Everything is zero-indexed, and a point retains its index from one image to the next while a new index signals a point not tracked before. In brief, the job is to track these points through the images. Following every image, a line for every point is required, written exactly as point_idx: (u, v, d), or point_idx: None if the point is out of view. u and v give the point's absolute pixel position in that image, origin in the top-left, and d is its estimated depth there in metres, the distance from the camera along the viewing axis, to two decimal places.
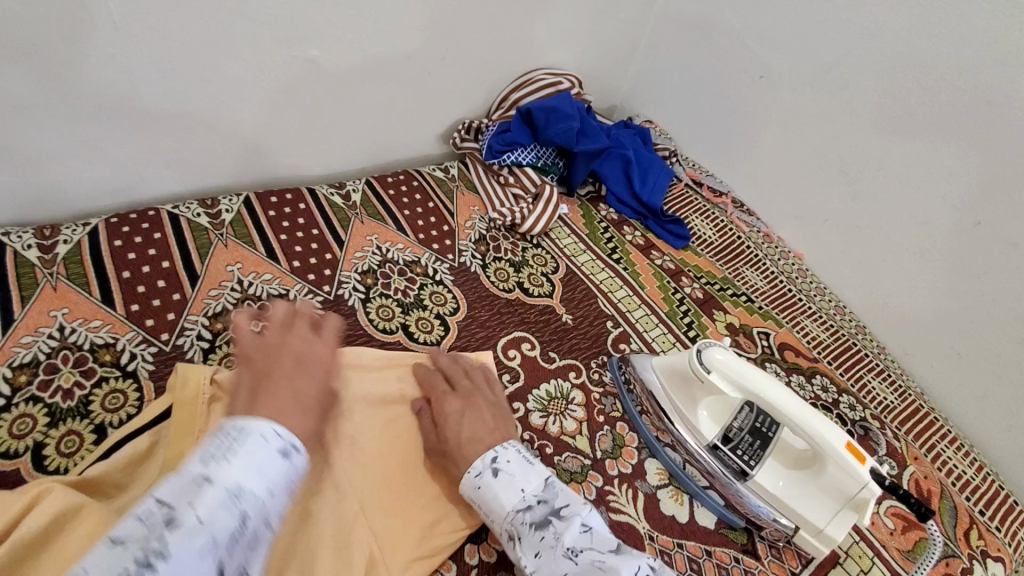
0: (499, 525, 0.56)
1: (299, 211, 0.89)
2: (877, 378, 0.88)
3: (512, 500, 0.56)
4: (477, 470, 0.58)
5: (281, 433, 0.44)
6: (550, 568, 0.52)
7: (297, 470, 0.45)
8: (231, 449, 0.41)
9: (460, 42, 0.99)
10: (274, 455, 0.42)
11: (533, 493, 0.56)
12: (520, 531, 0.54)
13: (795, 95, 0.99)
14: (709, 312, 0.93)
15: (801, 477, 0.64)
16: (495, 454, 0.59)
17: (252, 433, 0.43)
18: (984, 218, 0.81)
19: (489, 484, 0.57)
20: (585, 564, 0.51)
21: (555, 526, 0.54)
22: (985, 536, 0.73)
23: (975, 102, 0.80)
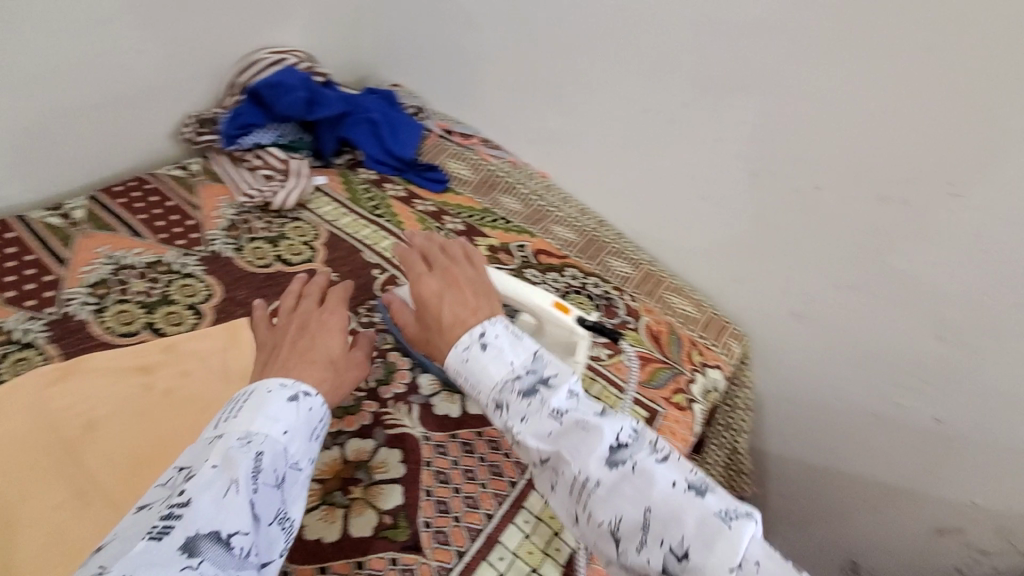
0: (486, 393, 0.53)
1: (6, 241, 0.82)
2: (618, 258, 1.03)
3: (501, 371, 0.53)
4: (465, 343, 0.55)
5: (284, 383, 0.54)
6: (537, 427, 0.50)
7: (318, 413, 0.55)
8: (241, 408, 0.51)
9: (153, 34, 0.96)
10: (282, 402, 0.52)
11: (523, 364, 0.53)
12: (508, 398, 0.52)
13: (496, 34, 1.10)
14: (471, 240, 1.01)
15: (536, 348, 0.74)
16: (483, 328, 0.56)
17: (258, 391, 0.52)
18: (648, 105, 0.98)
19: (477, 357, 0.54)
20: (569, 423, 0.49)
21: (543, 393, 0.51)
22: (704, 352, 0.91)
23: (615, 11, 0.95)
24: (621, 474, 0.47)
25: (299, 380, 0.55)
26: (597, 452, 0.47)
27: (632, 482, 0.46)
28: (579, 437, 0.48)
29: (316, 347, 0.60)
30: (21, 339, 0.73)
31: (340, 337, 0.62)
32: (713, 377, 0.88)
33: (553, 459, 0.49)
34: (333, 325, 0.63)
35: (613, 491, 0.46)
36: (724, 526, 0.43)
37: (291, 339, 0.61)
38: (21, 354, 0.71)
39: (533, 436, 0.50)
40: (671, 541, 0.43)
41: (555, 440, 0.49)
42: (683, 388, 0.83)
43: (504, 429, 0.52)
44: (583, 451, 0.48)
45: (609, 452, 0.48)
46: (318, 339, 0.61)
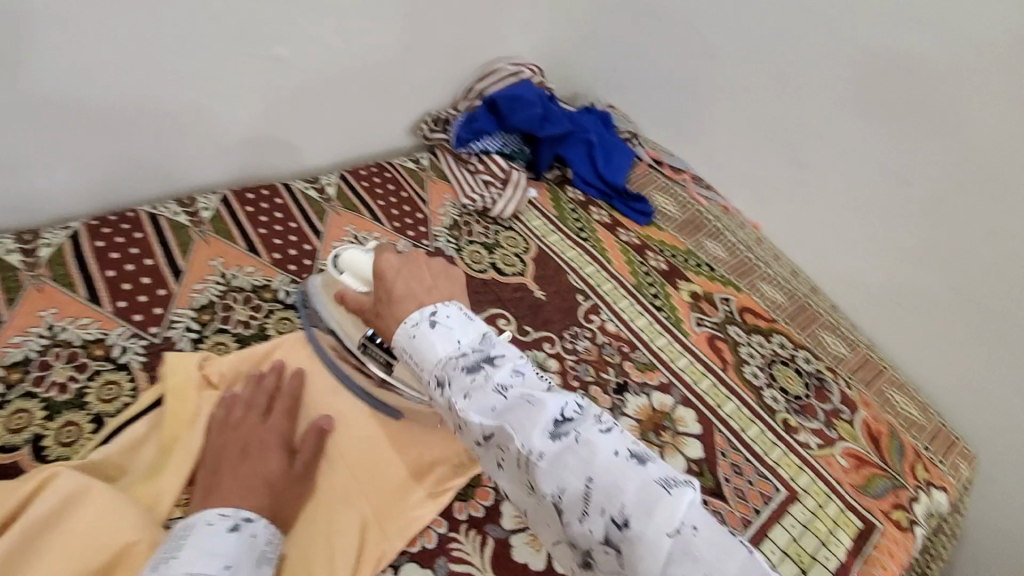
0: (429, 372, 0.46)
1: (276, 206, 0.91)
2: (831, 334, 0.95)
3: (445, 347, 0.46)
4: (413, 321, 0.48)
5: (224, 513, 0.51)
6: (478, 402, 0.42)
7: (264, 539, 0.52)
8: (179, 547, 0.47)
9: (420, 38, 1.03)
10: (223, 534, 0.49)
11: (469, 343, 0.46)
12: (449, 375, 0.44)
13: (741, 72, 1.05)
14: (673, 282, 0.98)
15: None
16: (435, 308, 0.48)
17: (195, 526, 0.49)
18: (915, 179, 0.89)
19: (425, 335, 0.47)
20: (514, 399, 0.42)
21: (487, 370, 0.44)
22: (929, 468, 0.81)
23: (901, 73, 0.88)
24: (564, 446, 0.39)
25: (240, 507, 0.53)
26: (540, 422, 0.40)
27: (577, 456, 0.38)
28: (522, 411, 0.41)
29: (255, 469, 0.57)
30: (283, 300, 0.79)
31: (280, 454, 0.60)
32: (938, 499, 0.79)
33: (497, 435, 0.41)
34: (274, 442, 0.60)
35: (556, 463, 0.39)
36: (664, 493, 0.36)
37: (232, 463, 0.57)
38: (285, 314, 0.78)
39: (472, 413, 0.42)
40: (611, 512, 0.36)
41: (499, 415, 0.41)
42: (904, 504, 0.75)
43: (447, 407, 0.45)
44: (526, 425, 0.40)
45: (552, 423, 0.40)
46: (260, 459, 0.58)
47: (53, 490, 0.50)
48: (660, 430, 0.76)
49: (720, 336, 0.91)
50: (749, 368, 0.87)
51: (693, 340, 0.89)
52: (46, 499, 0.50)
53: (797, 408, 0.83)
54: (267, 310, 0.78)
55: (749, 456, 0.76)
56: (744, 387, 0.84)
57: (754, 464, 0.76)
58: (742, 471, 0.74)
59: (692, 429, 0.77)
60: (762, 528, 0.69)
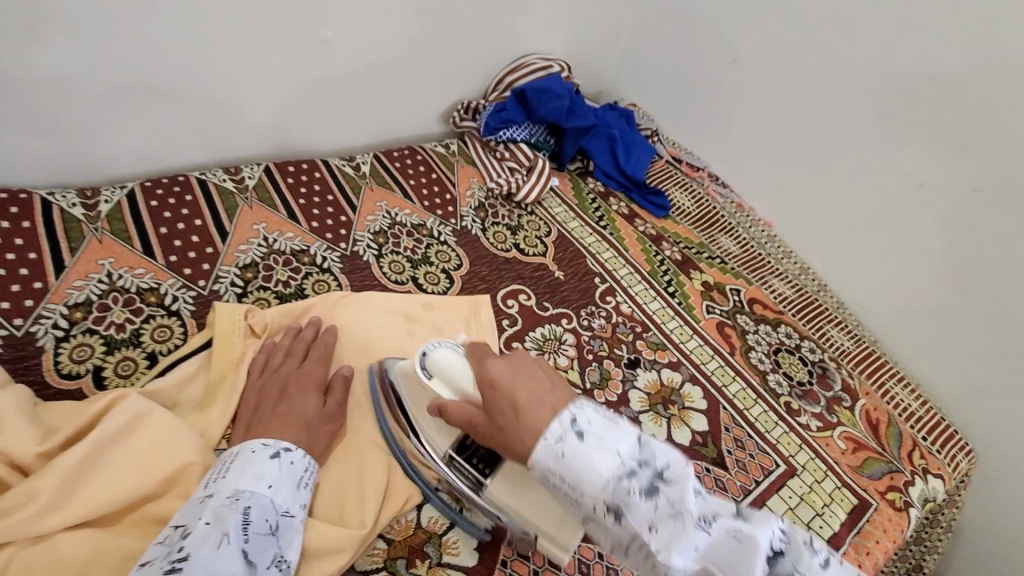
0: (594, 498, 0.43)
1: (315, 179, 0.97)
2: (836, 328, 0.99)
3: (609, 466, 0.43)
4: (555, 433, 0.45)
5: (267, 443, 0.58)
6: (679, 544, 0.42)
7: (302, 467, 0.58)
8: (228, 468, 0.54)
9: (458, 29, 1.08)
10: (265, 460, 0.56)
11: (632, 457, 0.44)
12: (628, 503, 0.42)
13: (762, 76, 1.10)
14: (686, 272, 1.03)
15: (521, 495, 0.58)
16: (571, 414, 0.46)
17: (241, 453, 0.56)
18: (925, 180, 0.92)
19: (577, 452, 0.44)
20: (718, 534, 0.43)
21: (669, 496, 0.43)
22: (926, 456, 0.84)
23: (925, 80, 0.90)
24: None
25: (280, 438, 0.59)
26: (754, 565, 0.41)
27: None
28: (729, 549, 0.42)
29: (293, 408, 0.62)
30: (320, 264, 0.85)
31: (316, 393, 0.65)
32: (934, 486, 0.81)
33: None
34: (310, 382, 0.66)
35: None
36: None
37: (271, 404, 0.63)
38: (321, 277, 0.83)
39: (670, 552, 0.42)
40: None
41: (703, 555, 0.42)
42: (899, 486, 0.79)
43: (628, 535, 0.44)
44: (739, 569, 0.41)
45: (770, 566, 0.42)
46: (297, 399, 0.63)
47: (121, 409, 0.55)
48: (668, 404, 0.81)
49: (728, 323, 0.95)
50: (756, 354, 0.91)
51: (703, 325, 0.93)
52: (117, 417, 0.55)
53: (800, 393, 0.87)
54: (305, 272, 0.83)
55: (751, 432, 0.80)
56: (750, 371, 0.88)
57: (755, 440, 0.80)
58: (744, 445, 0.79)
59: (698, 405, 0.82)
60: (760, 497, 0.73)
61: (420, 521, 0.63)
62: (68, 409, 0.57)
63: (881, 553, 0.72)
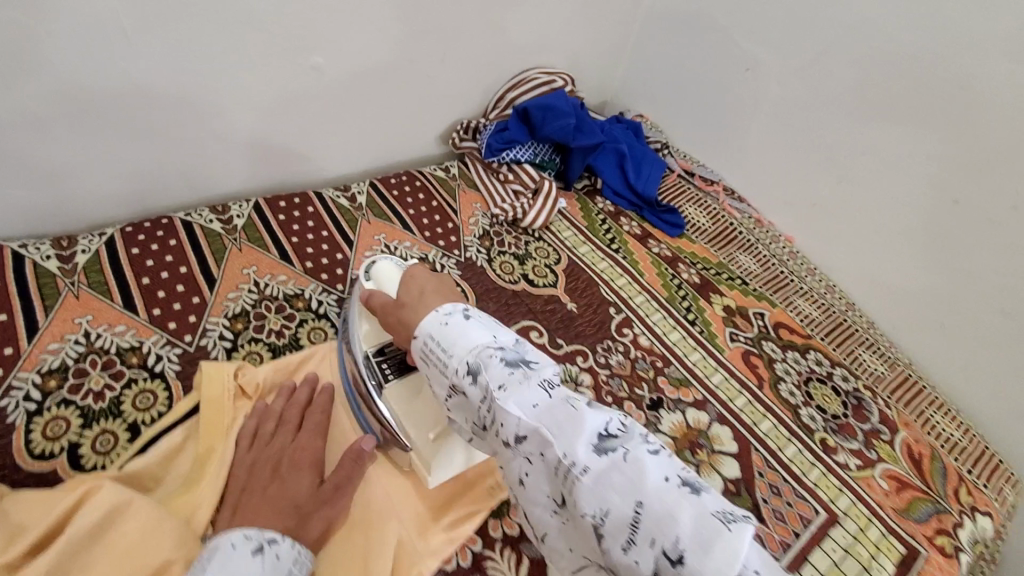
0: (460, 358, 0.50)
1: (308, 214, 0.91)
2: (868, 351, 0.93)
3: (482, 338, 0.51)
4: (447, 311, 0.55)
5: (249, 534, 0.50)
6: (518, 394, 0.46)
7: (289, 559, 0.51)
8: (204, 567, 0.47)
9: (456, 47, 1.02)
10: (246, 557, 0.48)
11: (504, 343, 0.52)
12: (487, 361, 0.49)
13: (779, 85, 1.03)
14: (706, 296, 0.97)
15: (411, 404, 0.62)
16: (467, 307, 0.56)
17: (218, 548, 0.49)
18: (962, 196, 0.85)
19: (462, 324, 0.53)
20: (557, 400, 0.46)
21: (524, 370, 0.48)
22: (973, 492, 0.79)
23: (951, 87, 0.84)
24: (611, 461, 0.42)
25: (264, 527, 0.52)
26: (584, 433, 0.43)
27: (622, 472, 0.41)
28: (562, 415, 0.45)
29: (284, 490, 0.56)
30: (315, 310, 0.79)
31: (312, 473, 0.58)
32: (982, 525, 0.76)
33: (533, 436, 0.45)
34: (306, 460, 0.59)
35: (599, 478, 0.41)
36: (722, 526, 0.37)
37: (262, 484, 0.57)
38: (317, 324, 0.77)
39: (511, 403, 0.46)
40: (662, 542, 0.38)
41: (539, 414, 0.45)
42: (948, 530, 0.73)
43: (480, 399, 0.48)
44: (568, 430, 0.44)
45: (597, 437, 0.43)
46: (290, 480, 0.57)
47: (95, 504, 0.49)
48: (696, 449, 0.75)
49: (754, 352, 0.89)
50: (786, 386, 0.85)
51: (727, 355, 0.87)
52: (88, 514, 0.49)
53: (835, 428, 0.81)
54: (300, 320, 0.77)
55: (787, 476, 0.74)
56: (780, 405, 0.82)
57: (792, 485, 0.74)
58: (780, 492, 0.73)
59: (729, 448, 0.76)
60: (802, 553, 0.67)
61: None
62: (34, 503, 0.51)
63: None
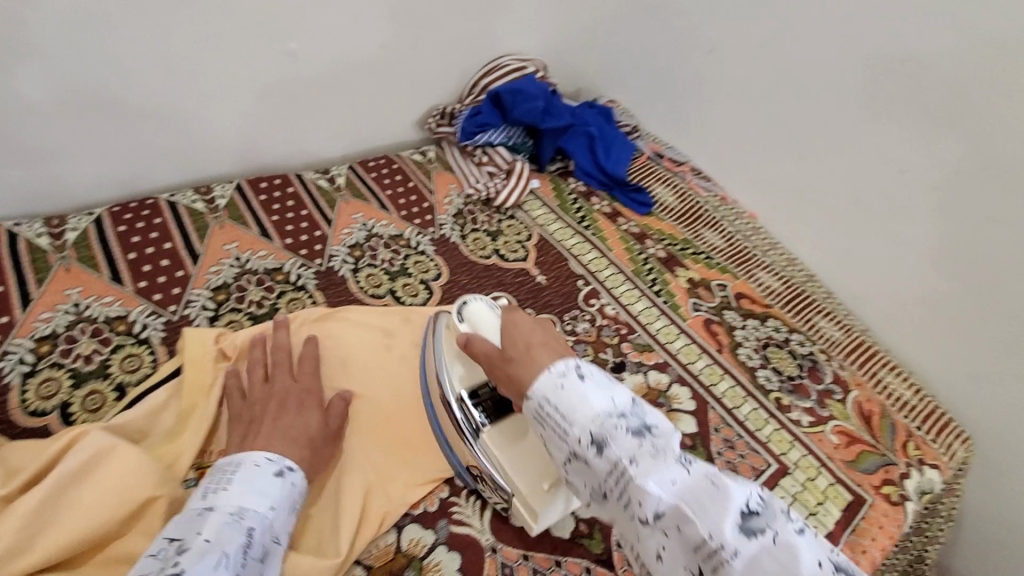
0: (581, 426, 0.49)
1: (289, 195, 0.95)
2: (825, 318, 0.97)
3: (601, 402, 0.50)
4: (561, 371, 0.53)
5: (271, 457, 0.56)
6: (655, 472, 0.45)
7: (300, 488, 0.57)
8: (230, 478, 0.53)
9: (430, 35, 1.06)
10: (269, 477, 0.54)
11: (624, 405, 0.51)
12: (611, 433, 0.48)
13: (740, 67, 1.08)
14: (671, 269, 1.01)
15: (514, 451, 0.62)
16: (579, 363, 0.54)
17: (246, 464, 0.54)
18: (908, 166, 0.90)
19: (576, 387, 0.52)
20: (695, 476, 0.45)
21: (651, 439, 0.48)
22: (922, 446, 0.83)
23: (894, 62, 0.89)
24: (762, 545, 0.41)
25: (282, 455, 0.57)
26: (732, 515, 0.42)
27: (775, 556, 0.40)
28: (705, 493, 0.43)
29: (295, 425, 0.61)
30: (294, 282, 0.83)
31: (315, 412, 0.64)
32: (930, 477, 0.80)
33: (672, 514, 0.44)
34: (308, 400, 0.64)
35: (753, 564, 0.40)
36: None
37: (271, 418, 0.61)
38: (295, 295, 0.81)
39: (648, 481, 0.45)
40: None
41: (678, 491, 0.44)
42: (894, 480, 0.77)
43: (607, 471, 0.48)
44: (712, 511, 0.42)
45: (742, 516, 0.42)
46: (298, 416, 0.62)
47: (81, 447, 0.54)
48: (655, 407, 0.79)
49: (715, 320, 0.93)
50: (744, 350, 0.89)
51: (689, 323, 0.92)
52: (74, 455, 0.53)
53: (790, 388, 0.86)
54: (279, 292, 0.81)
55: (741, 432, 0.79)
56: (738, 368, 0.87)
57: (746, 439, 0.78)
58: (734, 446, 0.77)
59: (686, 406, 0.80)
60: None
61: (401, 543, 0.61)
62: (30, 448, 0.56)
63: (878, 552, 0.71)
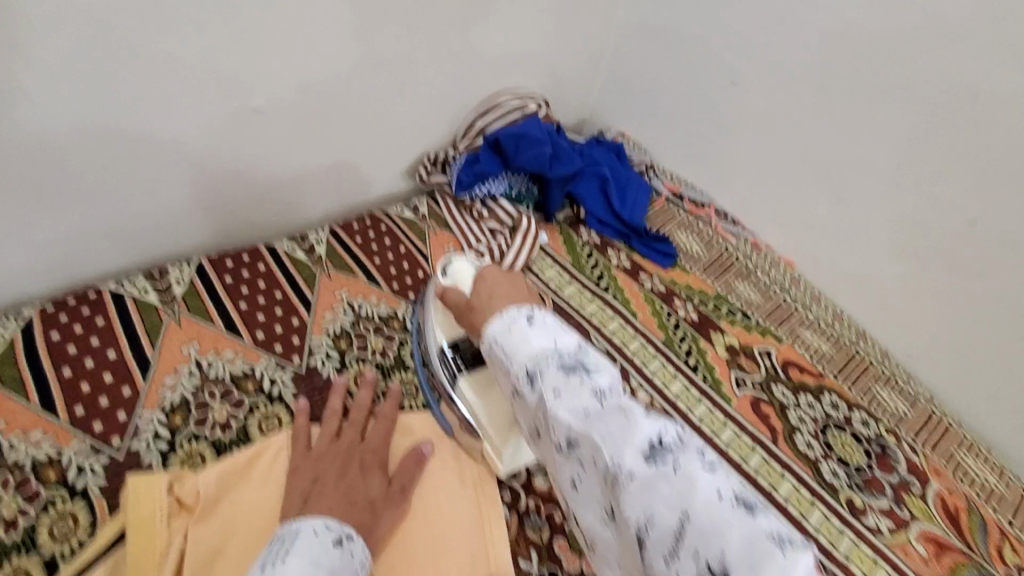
0: (519, 363, 0.47)
1: (259, 274, 0.81)
2: (886, 388, 0.85)
3: (542, 342, 0.47)
4: (512, 315, 0.51)
5: (329, 525, 0.51)
6: (572, 402, 0.42)
7: (360, 559, 0.51)
8: (287, 550, 0.47)
9: (417, 76, 0.93)
10: (328, 547, 0.49)
11: (566, 346, 0.47)
12: (541, 368, 0.45)
13: (769, 100, 0.95)
14: (706, 334, 0.88)
15: (486, 392, 0.65)
16: (532, 311, 0.51)
17: (302, 533, 0.49)
18: (980, 218, 0.78)
19: (522, 331, 0.49)
20: (610, 407, 0.42)
21: (584, 375, 0.44)
22: (1019, 550, 0.70)
23: (961, 101, 0.76)
24: (659, 472, 0.37)
25: (340, 523, 0.53)
26: (635, 440, 0.39)
27: (671, 483, 0.36)
28: (616, 423, 0.40)
29: (357, 487, 0.57)
30: (268, 392, 0.69)
31: (380, 475, 0.60)
32: None
33: (583, 442, 0.41)
34: (372, 462, 0.61)
35: (647, 487, 0.37)
36: (778, 553, 0.32)
37: (333, 474, 0.57)
38: (270, 410, 0.67)
39: (563, 410, 0.42)
40: (709, 561, 0.33)
41: (590, 420, 0.41)
42: None
43: (535, 404, 0.45)
44: (617, 437, 0.39)
45: (648, 445, 0.39)
46: (361, 478, 0.58)
47: None
48: None
49: (764, 399, 0.80)
50: (802, 438, 0.76)
51: (735, 406, 0.79)
52: None
53: (861, 483, 0.73)
54: (250, 407, 0.67)
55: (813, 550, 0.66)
56: (798, 461, 0.74)
57: (823, 560, 0.65)
58: None
59: None
60: None
61: None
62: None
63: None
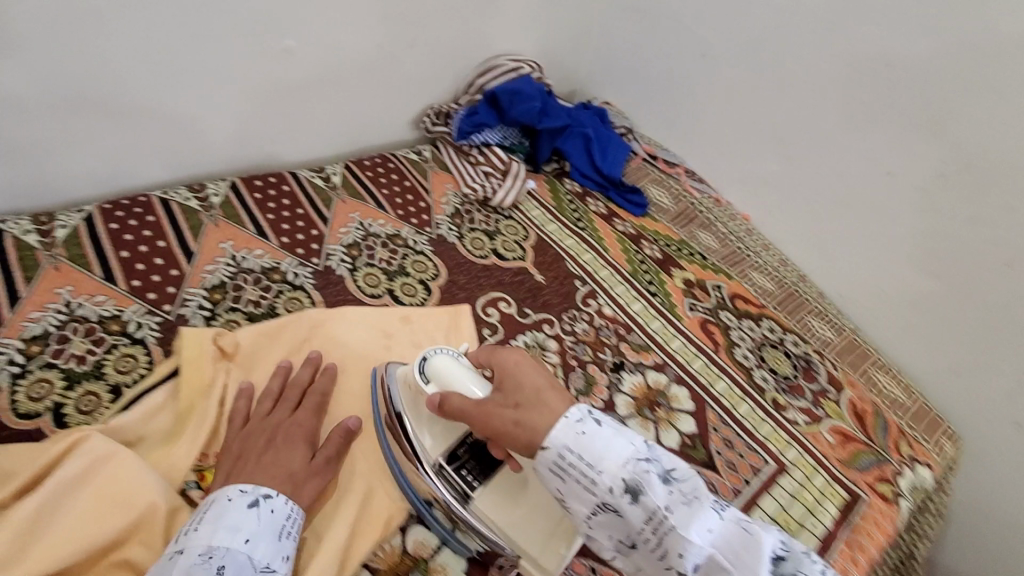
0: (614, 478, 0.49)
1: (284, 193, 0.94)
2: (818, 319, 0.99)
3: (626, 451, 0.51)
4: (579, 419, 0.52)
5: (245, 489, 0.54)
6: (693, 520, 0.49)
7: (284, 512, 0.54)
8: (202, 518, 0.51)
9: (425, 33, 1.06)
10: (242, 510, 0.52)
11: (641, 449, 0.51)
12: (646, 481, 0.49)
13: (733, 71, 1.09)
14: (667, 270, 1.02)
15: (509, 509, 0.60)
16: (590, 407, 0.53)
17: (218, 500, 0.53)
18: (896, 169, 0.92)
19: (600, 436, 0.51)
20: (729, 524, 0.51)
21: (677, 485, 0.50)
22: (913, 445, 0.85)
23: (880, 67, 0.91)
24: None
25: (260, 485, 0.55)
26: (764, 558, 0.49)
27: None
28: (740, 540, 0.50)
29: (280, 459, 0.59)
30: (292, 282, 0.82)
31: (305, 446, 0.61)
32: (922, 474, 0.82)
33: (711, 559, 0.49)
34: (299, 434, 0.62)
35: None
36: None
37: (263, 450, 0.60)
38: (293, 295, 0.80)
39: (689, 528, 0.48)
40: None
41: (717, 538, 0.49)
42: (888, 478, 0.79)
43: (643, 520, 0.49)
44: (750, 555, 0.49)
45: (772, 559, 0.49)
46: (284, 450, 0.60)
47: (81, 452, 0.54)
48: (654, 407, 0.80)
49: (712, 320, 0.94)
50: (740, 350, 0.91)
51: (685, 323, 0.93)
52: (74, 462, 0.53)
53: (785, 388, 0.87)
54: (276, 291, 0.80)
55: (739, 431, 0.80)
56: (734, 367, 0.88)
57: (744, 438, 0.79)
58: (733, 445, 0.78)
59: (686, 406, 0.81)
60: (751, 498, 0.73)
61: (406, 546, 0.62)
62: (26, 451, 0.55)
63: (875, 549, 0.72)
